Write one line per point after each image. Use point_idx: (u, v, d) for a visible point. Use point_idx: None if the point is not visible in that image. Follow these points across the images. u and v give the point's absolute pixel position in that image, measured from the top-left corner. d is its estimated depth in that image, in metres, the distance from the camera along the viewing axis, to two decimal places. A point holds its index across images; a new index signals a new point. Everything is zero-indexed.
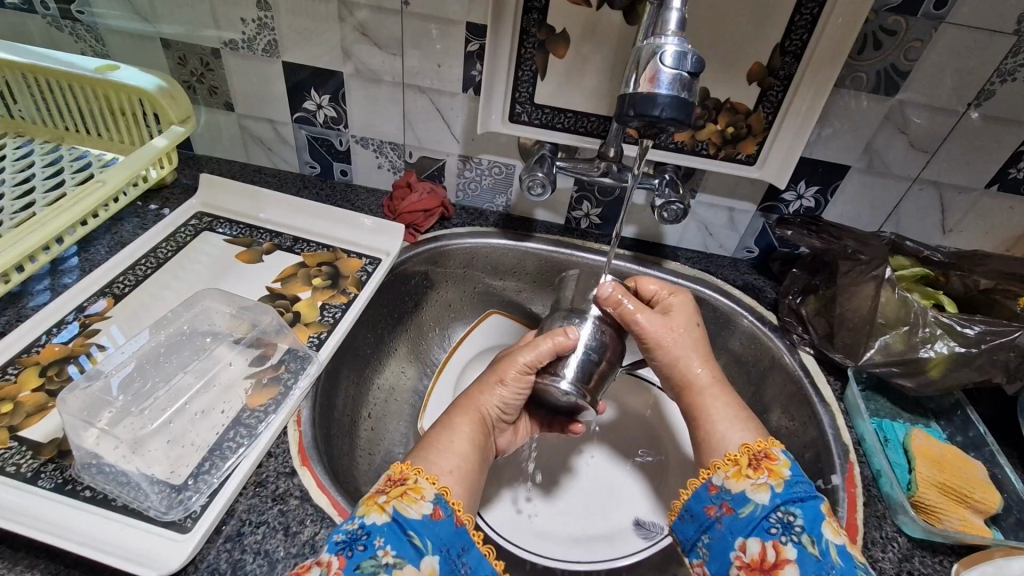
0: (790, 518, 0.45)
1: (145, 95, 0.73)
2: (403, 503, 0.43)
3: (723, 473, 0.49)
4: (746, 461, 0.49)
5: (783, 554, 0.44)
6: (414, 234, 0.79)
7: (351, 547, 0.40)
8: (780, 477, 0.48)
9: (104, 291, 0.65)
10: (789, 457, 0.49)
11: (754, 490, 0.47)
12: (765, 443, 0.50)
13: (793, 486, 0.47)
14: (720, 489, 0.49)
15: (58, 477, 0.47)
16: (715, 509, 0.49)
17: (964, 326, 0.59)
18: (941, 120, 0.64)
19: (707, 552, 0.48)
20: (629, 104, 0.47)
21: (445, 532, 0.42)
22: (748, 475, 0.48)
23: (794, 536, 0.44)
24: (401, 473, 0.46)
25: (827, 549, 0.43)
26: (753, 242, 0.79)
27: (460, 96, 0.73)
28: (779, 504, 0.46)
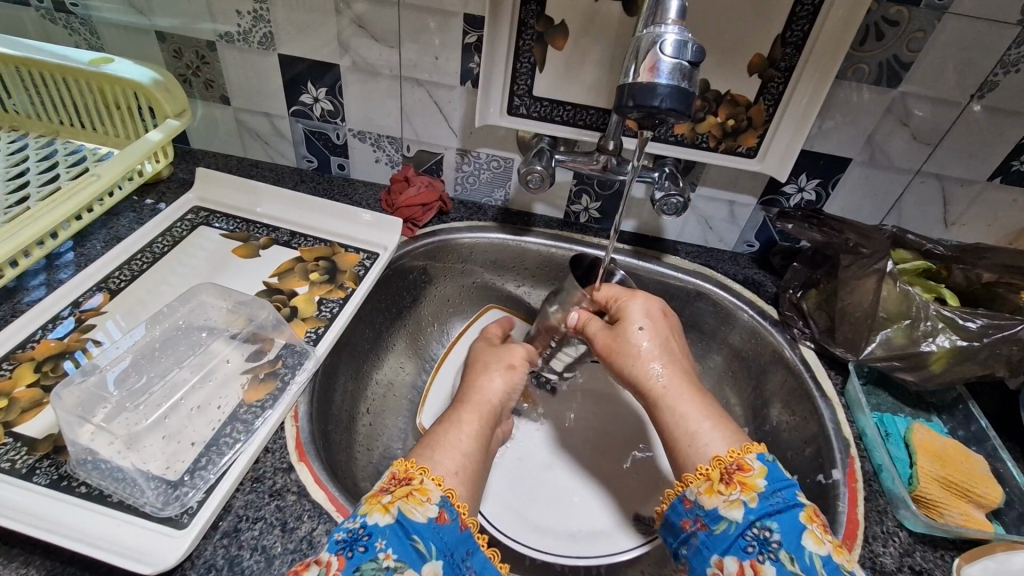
0: (766, 535, 0.44)
1: (140, 89, 0.72)
2: (409, 505, 0.42)
3: (694, 489, 0.47)
4: (718, 475, 0.47)
5: (762, 574, 0.42)
6: (412, 229, 0.78)
7: (352, 548, 0.39)
8: (753, 491, 0.45)
9: (100, 286, 0.65)
10: (765, 464, 0.47)
11: (727, 507, 0.45)
12: (736, 453, 0.47)
13: (767, 499, 0.45)
14: (693, 504, 0.47)
15: (53, 473, 0.47)
16: (690, 523, 0.47)
17: (967, 319, 0.58)
18: (944, 112, 0.63)
19: (689, 564, 0.47)
20: (628, 94, 0.46)
21: (451, 537, 0.41)
22: (720, 491, 0.46)
23: (771, 554, 0.43)
24: (406, 472, 0.45)
25: (808, 568, 0.41)
26: (754, 236, 0.79)
27: (458, 89, 0.73)
28: (754, 521, 0.44)
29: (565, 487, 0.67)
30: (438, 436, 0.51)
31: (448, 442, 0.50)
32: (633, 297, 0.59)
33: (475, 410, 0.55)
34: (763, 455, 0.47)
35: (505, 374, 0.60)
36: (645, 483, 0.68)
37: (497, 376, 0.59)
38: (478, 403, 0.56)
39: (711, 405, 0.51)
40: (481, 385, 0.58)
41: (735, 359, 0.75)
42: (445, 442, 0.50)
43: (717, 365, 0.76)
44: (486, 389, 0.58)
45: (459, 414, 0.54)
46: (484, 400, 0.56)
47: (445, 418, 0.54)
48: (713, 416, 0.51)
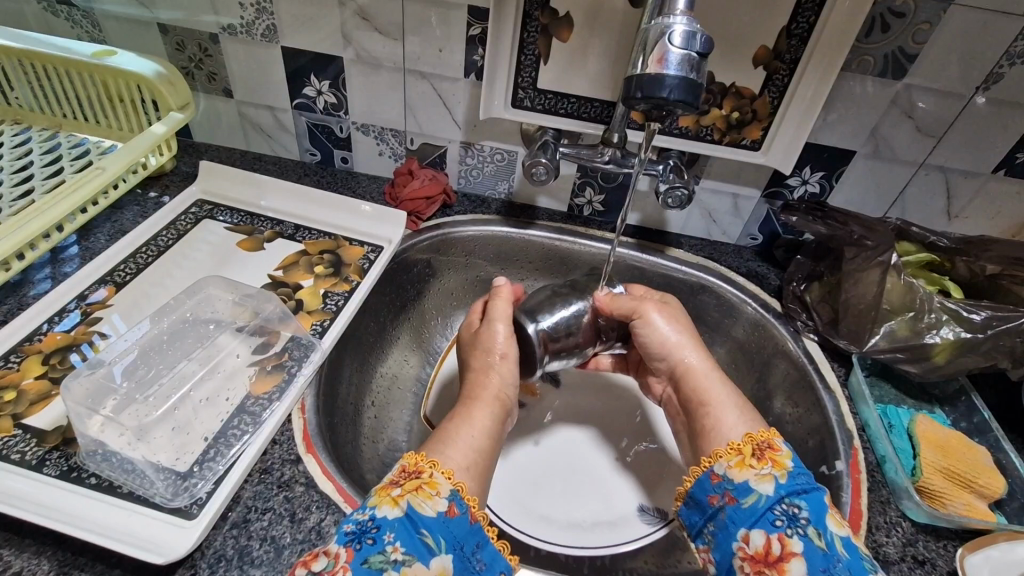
0: (795, 511, 0.45)
1: (144, 81, 0.72)
2: (419, 499, 0.42)
3: (725, 463, 0.49)
4: (749, 451, 0.49)
5: (789, 547, 0.43)
6: (416, 222, 0.78)
7: (360, 540, 0.40)
8: (783, 468, 0.47)
9: (105, 279, 0.65)
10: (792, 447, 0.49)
11: (758, 481, 0.47)
12: (767, 434, 0.50)
13: (796, 478, 0.46)
14: (722, 478, 0.48)
15: (63, 464, 0.47)
16: (717, 498, 0.48)
17: (971, 312, 0.59)
18: (949, 104, 0.63)
19: (712, 542, 0.48)
20: (636, 86, 0.46)
21: (461, 530, 0.42)
22: (751, 466, 0.48)
23: (800, 529, 0.44)
24: (417, 465, 0.45)
25: (833, 542, 0.43)
26: (757, 229, 0.79)
27: (462, 82, 0.72)
28: (783, 496, 0.46)
29: (568, 476, 0.67)
30: (449, 431, 0.51)
31: (458, 438, 0.50)
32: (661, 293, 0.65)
33: (486, 404, 0.54)
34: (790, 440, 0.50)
35: (505, 365, 0.58)
36: (649, 473, 0.68)
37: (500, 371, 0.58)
38: (487, 397, 0.55)
39: None
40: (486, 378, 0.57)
41: (737, 351, 0.75)
42: (457, 437, 0.50)
43: (720, 358, 0.77)
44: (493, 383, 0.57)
45: (469, 410, 0.54)
46: (493, 395, 0.56)
47: (456, 414, 0.53)
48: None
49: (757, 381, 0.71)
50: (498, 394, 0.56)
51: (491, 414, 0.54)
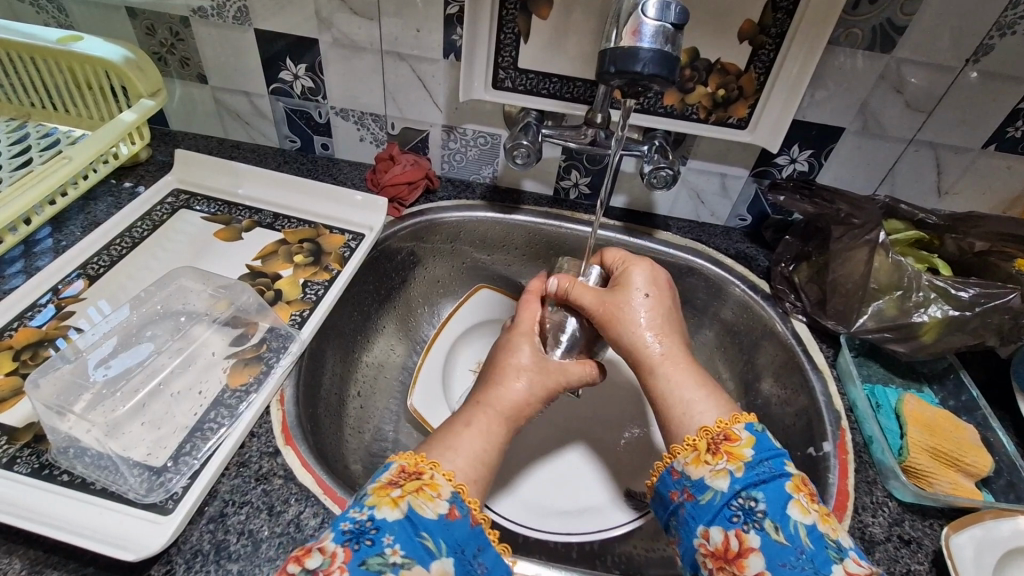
0: (751, 504, 0.44)
1: (111, 67, 0.69)
2: (419, 500, 0.41)
3: (682, 460, 0.48)
4: (705, 445, 0.48)
5: (746, 543, 0.43)
6: (398, 208, 0.77)
7: (358, 540, 0.39)
8: (739, 461, 0.46)
9: (79, 272, 0.63)
10: (751, 434, 0.47)
11: (713, 477, 0.46)
12: (724, 423, 0.48)
13: (753, 469, 0.46)
14: (681, 475, 0.48)
15: (34, 462, 0.46)
16: (678, 494, 0.48)
17: (959, 289, 0.58)
18: (938, 78, 0.61)
19: (678, 536, 0.48)
20: (610, 60, 0.45)
21: (461, 533, 0.41)
22: (706, 461, 0.47)
23: (756, 523, 0.43)
24: (417, 466, 0.44)
25: (794, 534, 0.42)
26: (746, 210, 0.78)
27: (442, 63, 0.70)
28: (739, 490, 0.45)
29: (556, 466, 0.67)
30: (450, 433, 0.49)
31: (462, 441, 0.48)
32: (638, 264, 0.60)
33: (495, 414, 0.51)
34: (750, 425, 0.48)
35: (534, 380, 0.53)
36: (636, 459, 0.68)
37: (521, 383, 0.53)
38: (495, 404, 0.51)
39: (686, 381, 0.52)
40: (511, 389, 0.52)
41: (726, 334, 0.74)
42: (462, 444, 0.48)
43: (709, 340, 0.76)
44: (509, 389, 0.52)
45: (476, 415, 0.50)
46: (509, 409, 0.51)
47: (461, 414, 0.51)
48: (693, 390, 0.51)
49: (746, 363, 0.71)
50: (513, 408, 0.52)
51: (494, 421, 0.50)
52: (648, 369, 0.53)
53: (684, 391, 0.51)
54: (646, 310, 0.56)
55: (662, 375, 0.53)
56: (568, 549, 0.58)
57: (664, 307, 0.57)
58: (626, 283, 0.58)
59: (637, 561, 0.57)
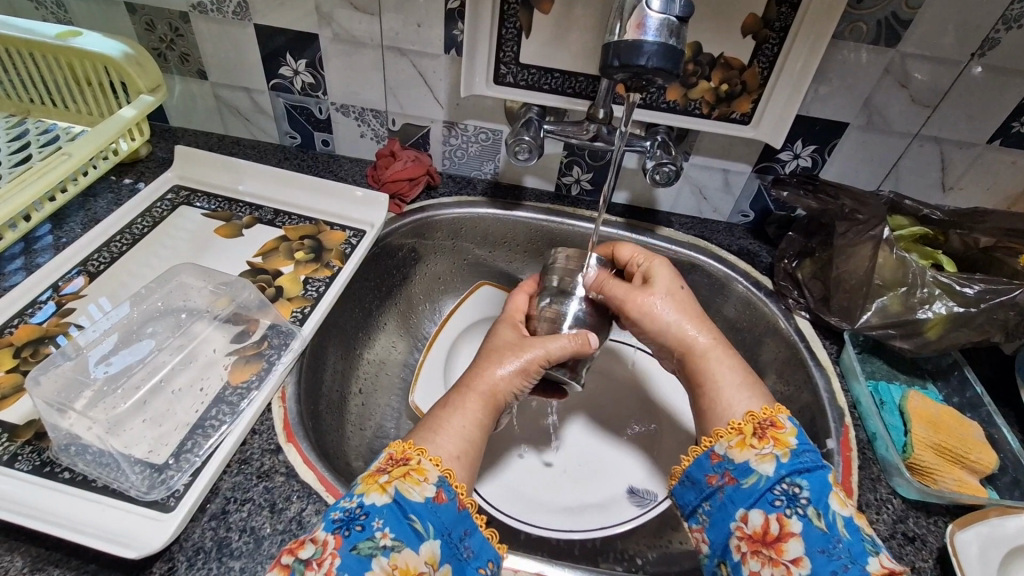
0: (796, 490, 0.44)
1: (111, 63, 0.69)
2: (406, 485, 0.41)
3: (725, 443, 0.48)
4: (751, 430, 0.48)
5: (787, 528, 0.43)
6: (400, 205, 0.76)
7: (348, 527, 0.39)
8: (785, 447, 0.46)
9: (79, 269, 0.63)
10: (796, 424, 0.48)
11: (758, 461, 0.46)
12: (771, 411, 0.49)
13: (799, 456, 0.46)
14: (721, 458, 0.48)
15: (35, 459, 0.46)
16: (716, 478, 0.48)
17: (963, 285, 0.57)
18: (943, 73, 0.61)
19: (709, 521, 0.48)
20: (614, 53, 0.44)
21: (449, 517, 0.41)
22: (751, 446, 0.47)
23: (800, 509, 0.44)
24: (404, 453, 0.44)
25: (834, 522, 0.42)
26: (748, 206, 0.77)
27: (443, 58, 0.70)
28: (784, 476, 0.45)
29: (557, 462, 0.67)
30: (438, 417, 0.49)
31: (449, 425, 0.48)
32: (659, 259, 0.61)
33: (480, 396, 0.51)
34: (795, 416, 0.49)
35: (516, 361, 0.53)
36: (639, 456, 0.68)
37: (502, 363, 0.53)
38: (480, 386, 0.51)
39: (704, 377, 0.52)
40: (493, 370, 0.52)
41: (729, 331, 0.74)
42: (449, 424, 0.48)
43: None
44: (492, 372, 0.52)
45: (462, 397, 0.51)
46: (490, 390, 0.51)
47: (446, 398, 0.51)
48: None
49: (749, 359, 0.71)
50: (495, 390, 0.51)
51: (480, 405, 0.50)
52: (701, 353, 0.54)
53: (731, 377, 0.52)
54: (682, 300, 0.57)
55: (713, 360, 0.53)
56: (570, 546, 0.58)
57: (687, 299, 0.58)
58: (651, 279, 0.59)
59: (640, 558, 0.57)
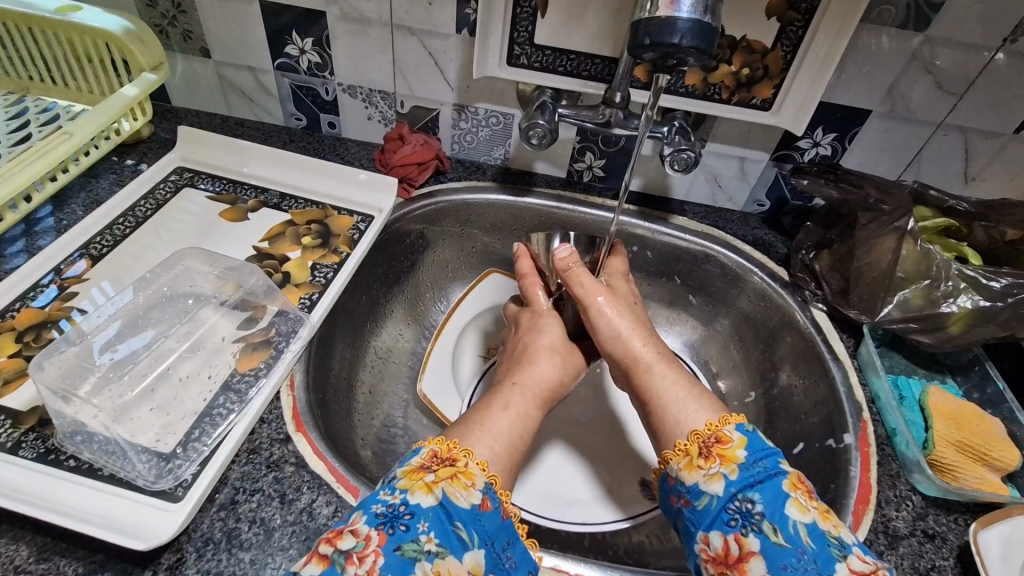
0: (749, 506, 0.43)
1: (112, 39, 0.67)
2: (454, 488, 0.40)
3: (675, 465, 0.47)
4: (696, 450, 0.47)
5: (746, 546, 0.42)
6: (408, 189, 0.75)
7: (392, 525, 0.38)
8: (732, 463, 0.45)
9: (82, 252, 0.61)
10: (743, 435, 0.47)
11: (707, 481, 0.45)
12: (715, 426, 0.47)
13: (748, 470, 0.45)
14: (676, 481, 0.47)
15: (40, 447, 0.45)
16: (676, 501, 0.47)
17: (990, 279, 0.56)
18: (971, 60, 0.59)
19: (683, 544, 0.46)
20: (644, 31, 0.42)
21: (492, 525, 0.40)
22: (699, 466, 0.46)
23: (755, 526, 0.42)
24: (450, 452, 0.43)
25: (794, 535, 0.41)
26: (765, 195, 0.75)
27: (454, 38, 0.68)
28: (735, 493, 0.44)
29: (572, 451, 0.65)
30: (476, 413, 0.48)
31: (498, 419, 0.48)
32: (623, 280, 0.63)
33: (529, 392, 0.52)
34: (741, 426, 0.47)
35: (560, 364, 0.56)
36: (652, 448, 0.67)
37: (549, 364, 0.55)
38: (532, 387, 0.53)
39: (671, 389, 0.52)
40: (541, 370, 0.54)
41: (743, 322, 0.73)
42: (496, 420, 0.48)
43: (724, 329, 0.75)
44: (539, 374, 0.54)
45: (511, 393, 0.51)
46: (539, 388, 0.53)
47: (494, 394, 0.51)
48: (679, 396, 0.51)
49: (764, 351, 0.69)
50: (544, 388, 0.53)
51: (529, 402, 0.51)
52: (644, 366, 0.54)
53: (673, 392, 0.51)
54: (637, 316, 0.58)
55: (658, 373, 0.53)
56: (579, 538, 0.57)
57: (643, 325, 0.58)
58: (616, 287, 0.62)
59: (650, 551, 0.56)
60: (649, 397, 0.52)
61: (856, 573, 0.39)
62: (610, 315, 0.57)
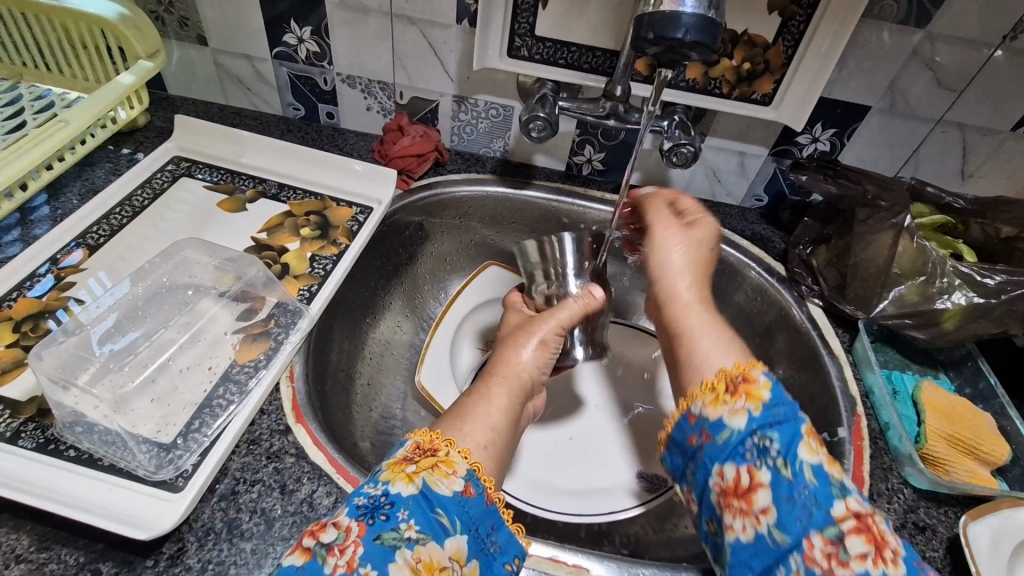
0: (765, 444, 0.42)
1: (107, 25, 0.66)
2: (434, 477, 0.40)
3: (699, 402, 0.46)
4: (723, 386, 0.46)
5: (756, 479, 0.42)
6: (407, 180, 0.75)
7: (373, 515, 0.38)
8: (758, 401, 0.44)
9: (78, 241, 0.61)
10: (770, 379, 0.45)
11: (731, 416, 0.44)
12: (744, 366, 0.46)
13: (771, 410, 0.43)
14: (697, 417, 0.46)
15: (39, 437, 0.45)
16: (693, 437, 0.46)
17: (984, 276, 0.56)
18: (970, 57, 0.59)
19: (693, 480, 0.46)
20: (647, 26, 0.42)
21: (476, 511, 0.40)
22: (725, 401, 0.45)
23: (769, 461, 0.42)
24: (431, 443, 0.43)
25: (802, 472, 0.41)
26: (763, 189, 0.76)
27: (455, 29, 0.67)
28: (755, 429, 0.43)
29: (569, 446, 0.66)
30: (467, 403, 0.49)
31: (481, 412, 0.47)
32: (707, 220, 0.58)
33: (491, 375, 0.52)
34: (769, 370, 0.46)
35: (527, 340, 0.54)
36: (649, 442, 0.67)
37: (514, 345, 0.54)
38: (502, 370, 0.52)
39: (705, 328, 0.51)
40: (511, 353, 0.54)
41: (739, 317, 0.73)
42: (473, 412, 0.47)
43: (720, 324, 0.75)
44: (508, 358, 0.53)
45: (485, 384, 0.51)
46: (506, 369, 0.52)
47: (475, 388, 0.51)
48: (712, 336, 0.50)
49: (760, 346, 0.70)
50: (514, 371, 0.52)
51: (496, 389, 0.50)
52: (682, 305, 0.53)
53: (707, 333, 0.50)
54: (693, 259, 0.55)
55: (694, 313, 0.52)
56: (575, 527, 0.58)
57: (698, 263, 0.55)
58: (692, 227, 0.57)
59: (646, 543, 0.57)
60: (679, 332, 0.52)
61: (855, 512, 0.39)
62: (668, 246, 0.56)
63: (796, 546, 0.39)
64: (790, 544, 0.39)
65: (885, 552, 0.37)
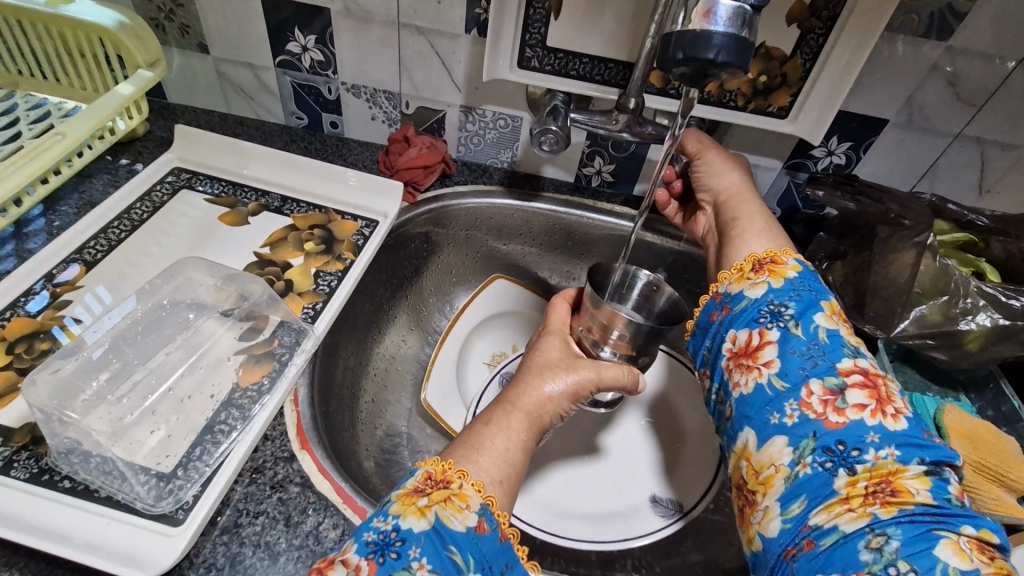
0: (780, 310, 0.49)
1: (106, 34, 0.65)
2: (447, 511, 0.39)
3: (727, 282, 0.54)
4: (749, 267, 0.53)
5: (766, 337, 0.48)
6: (413, 193, 0.73)
7: (383, 553, 0.36)
8: (780, 277, 0.51)
9: (75, 257, 0.59)
10: (800, 265, 0.52)
11: (752, 288, 0.51)
12: (774, 253, 0.53)
13: (790, 285, 0.50)
14: (723, 295, 0.54)
15: (33, 467, 0.43)
16: (717, 313, 0.53)
17: (1010, 297, 0.55)
18: (993, 71, 0.58)
19: (711, 356, 0.53)
20: (676, 45, 0.40)
21: (490, 548, 0.39)
22: (749, 278, 0.52)
23: (781, 322, 0.48)
24: (443, 474, 0.41)
25: (812, 331, 0.47)
26: (776, 203, 0.74)
27: (463, 38, 0.66)
28: (773, 299, 0.50)
29: (580, 468, 0.65)
30: (473, 433, 0.46)
31: (494, 440, 0.45)
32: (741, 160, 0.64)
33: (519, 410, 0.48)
34: (799, 259, 0.53)
35: (559, 380, 0.50)
36: (662, 463, 0.66)
37: (546, 381, 0.50)
38: (527, 404, 0.48)
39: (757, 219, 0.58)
40: (541, 388, 0.50)
41: None
42: (490, 445, 0.45)
43: None
44: (534, 391, 0.49)
45: (505, 416, 0.47)
46: (532, 407, 0.49)
47: (486, 413, 0.48)
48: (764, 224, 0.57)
49: None
50: (541, 411, 0.49)
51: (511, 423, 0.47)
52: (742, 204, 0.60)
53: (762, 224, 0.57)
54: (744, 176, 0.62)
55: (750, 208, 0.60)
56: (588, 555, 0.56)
57: (747, 186, 0.62)
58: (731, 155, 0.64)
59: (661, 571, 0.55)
60: (733, 222, 0.59)
61: (862, 368, 0.44)
62: (722, 170, 0.62)
63: (793, 391, 0.44)
64: (789, 388, 0.45)
65: (885, 407, 0.42)
